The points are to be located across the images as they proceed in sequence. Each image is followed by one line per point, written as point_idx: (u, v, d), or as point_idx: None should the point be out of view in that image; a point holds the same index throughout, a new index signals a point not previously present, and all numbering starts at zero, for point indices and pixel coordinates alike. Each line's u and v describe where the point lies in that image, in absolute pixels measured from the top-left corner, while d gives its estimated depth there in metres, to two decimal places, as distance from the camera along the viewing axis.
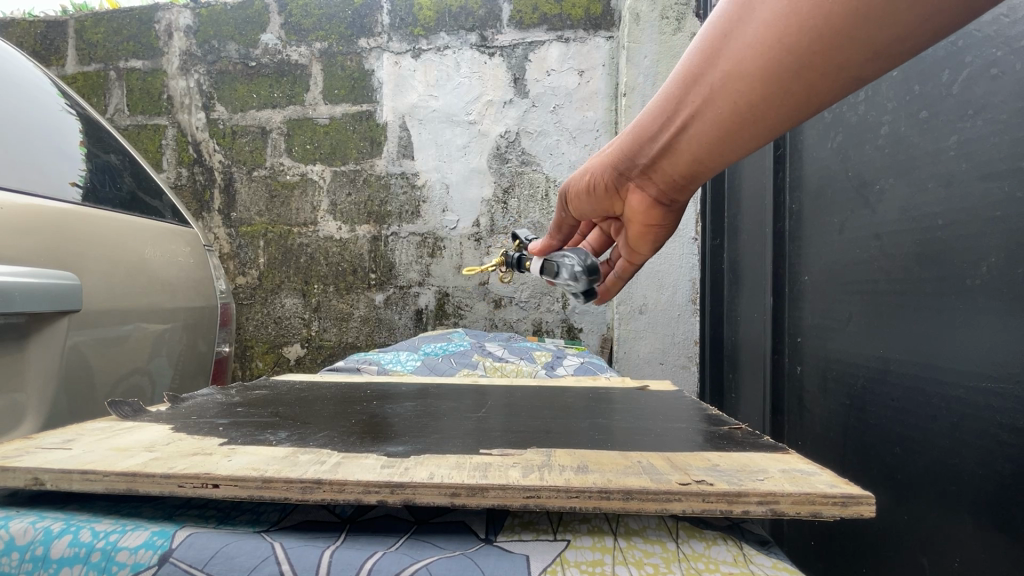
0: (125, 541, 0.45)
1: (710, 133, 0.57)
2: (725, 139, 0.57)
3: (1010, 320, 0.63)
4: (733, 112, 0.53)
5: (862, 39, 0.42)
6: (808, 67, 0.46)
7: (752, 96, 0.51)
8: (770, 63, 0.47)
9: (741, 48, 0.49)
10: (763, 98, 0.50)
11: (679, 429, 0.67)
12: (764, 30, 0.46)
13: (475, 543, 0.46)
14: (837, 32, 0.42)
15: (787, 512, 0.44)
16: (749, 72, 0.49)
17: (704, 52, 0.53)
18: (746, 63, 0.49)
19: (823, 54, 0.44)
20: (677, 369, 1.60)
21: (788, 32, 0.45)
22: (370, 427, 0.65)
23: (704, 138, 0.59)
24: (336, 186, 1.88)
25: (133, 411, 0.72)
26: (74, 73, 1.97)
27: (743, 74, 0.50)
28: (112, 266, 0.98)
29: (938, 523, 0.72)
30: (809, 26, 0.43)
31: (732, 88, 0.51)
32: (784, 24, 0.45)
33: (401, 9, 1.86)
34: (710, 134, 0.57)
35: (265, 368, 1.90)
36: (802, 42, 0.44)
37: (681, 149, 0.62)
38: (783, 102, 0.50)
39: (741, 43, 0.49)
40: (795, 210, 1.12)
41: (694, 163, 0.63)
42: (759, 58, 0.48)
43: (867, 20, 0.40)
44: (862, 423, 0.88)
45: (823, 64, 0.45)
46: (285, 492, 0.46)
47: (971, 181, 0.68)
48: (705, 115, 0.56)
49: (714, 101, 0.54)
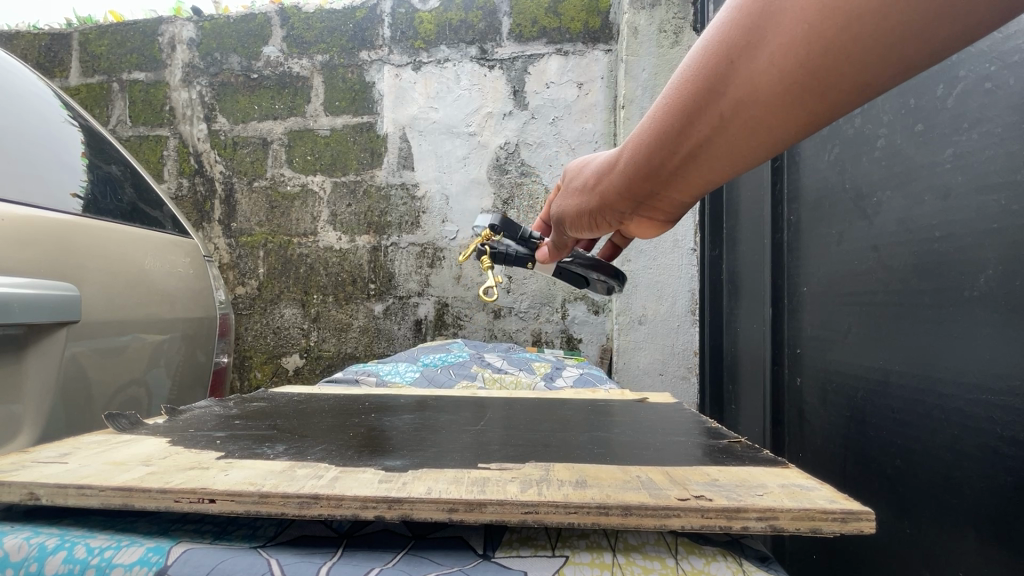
0: (120, 557, 0.44)
1: (717, 165, 0.50)
2: (736, 165, 0.49)
3: (1009, 332, 0.63)
4: (748, 140, 0.45)
5: (901, 55, 0.34)
6: (837, 89, 0.38)
7: (767, 126, 0.43)
8: (791, 87, 0.39)
9: (749, 78, 0.41)
10: (782, 124, 0.42)
11: (679, 443, 0.67)
12: (778, 55, 0.38)
13: (474, 560, 0.46)
14: (879, 47, 0.34)
15: (787, 528, 0.43)
16: (762, 102, 0.41)
17: (701, 85, 0.44)
18: (763, 93, 0.41)
19: (856, 74, 0.36)
20: (677, 380, 1.59)
21: (812, 57, 0.37)
22: (368, 441, 0.64)
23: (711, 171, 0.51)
24: (336, 197, 1.89)
25: (130, 424, 0.72)
26: (77, 85, 1.99)
27: (752, 108, 0.42)
28: (112, 277, 0.98)
29: (940, 538, 0.71)
30: (834, 48, 0.35)
31: (748, 118, 0.43)
32: (802, 47, 0.37)
33: (401, 23, 1.88)
34: (713, 168, 0.50)
35: (263, 379, 1.90)
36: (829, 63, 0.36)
37: (682, 182, 0.54)
38: (807, 125, 0.42)
39: (749, 71, 0.40)
40: (792, 222, 1.13)
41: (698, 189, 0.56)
42: (777, 87, 0.40)
43: (910, 34, 0.33)
44: (863, 435, 0.88)
45: (860, 85, 0.37)
46: (282, 507, 0.45)
47: (968, 194, 0.68)
48: (711, 149, 0.48)
49: (723, 134, 0.46)
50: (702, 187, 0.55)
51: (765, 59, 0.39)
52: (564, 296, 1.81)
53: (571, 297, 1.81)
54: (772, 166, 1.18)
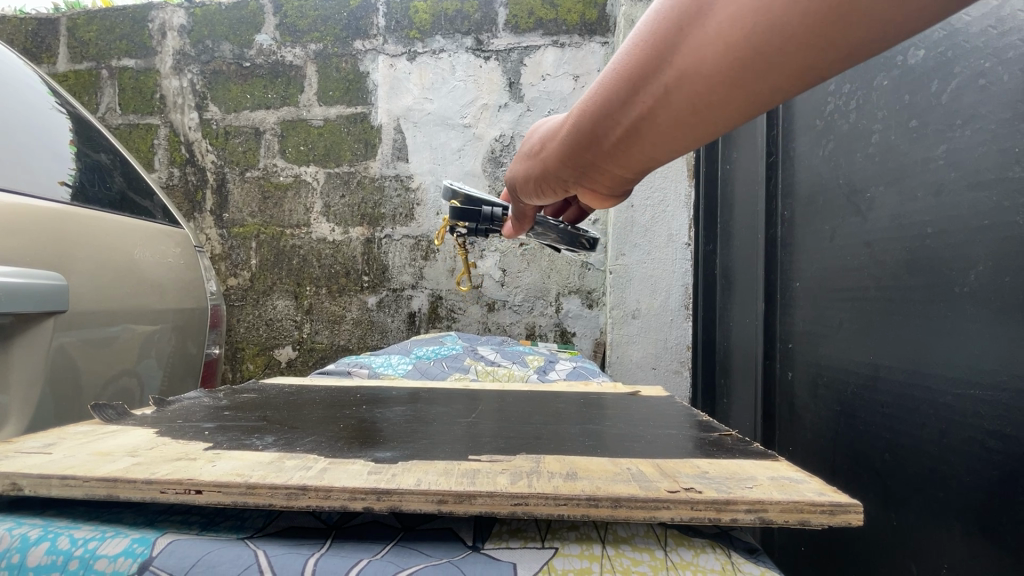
0: (104, 549, 0.44)
1: (651, 147, 0.44)
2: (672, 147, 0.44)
3: (996, 327, 0.63)
4: (683, 120, 0.40)
5: (857, 32, 0.29)
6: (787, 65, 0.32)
7: (707, 107, 0.38)
8: (734, 67, 0.34)
9: (700, 45, 0.35)
10: (721, 104, 0.38)
11: (670, 436, 0.67)
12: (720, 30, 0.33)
13: (463, 551, 0.46)
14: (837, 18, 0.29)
15: (775, 520, 0.44)
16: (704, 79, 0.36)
17: (641, 56, 0.39)
18: (710, 63, 0.35)
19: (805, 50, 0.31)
20: (670, 375, 1.57)
21: (765, 29, 0.32)
22: (359, 432, 0.64)
23: (645, 153, 0.46)
24: (329, 188, 1.87)
25: (118, 414, 0.71)
26: (66, 71, 1.96)
27: (692, 86, 0.37)
28: (100, 266, 0.97)
29: (926, 531, 0.72)
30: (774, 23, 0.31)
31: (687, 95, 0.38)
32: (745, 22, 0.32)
33: (396, 11, 1.86)
34: (653, 148, 0.45)
35: (255, 371, 1.89)
36: (774, 37, 0.32)
37: (620, 161, 0.48)
38: (748, 107, 0.37)
39: (695, 40, 0.35)
40: (786, 218, 1.13)
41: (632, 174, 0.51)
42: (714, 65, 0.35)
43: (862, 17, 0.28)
44: (853, 429, 0.88)
45: (815, 58, 0.31)
46: (269, 498, 0.45)
47: (961, 190, 0.68)
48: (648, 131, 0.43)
49: (666, 108, 0.40)
50: (641, 168, 0.49)
51: (717, 24, 0.34)
52: (558, 289, 1.82)
53: (564, 291, 1.82)
54: (767, 160, 1.18)
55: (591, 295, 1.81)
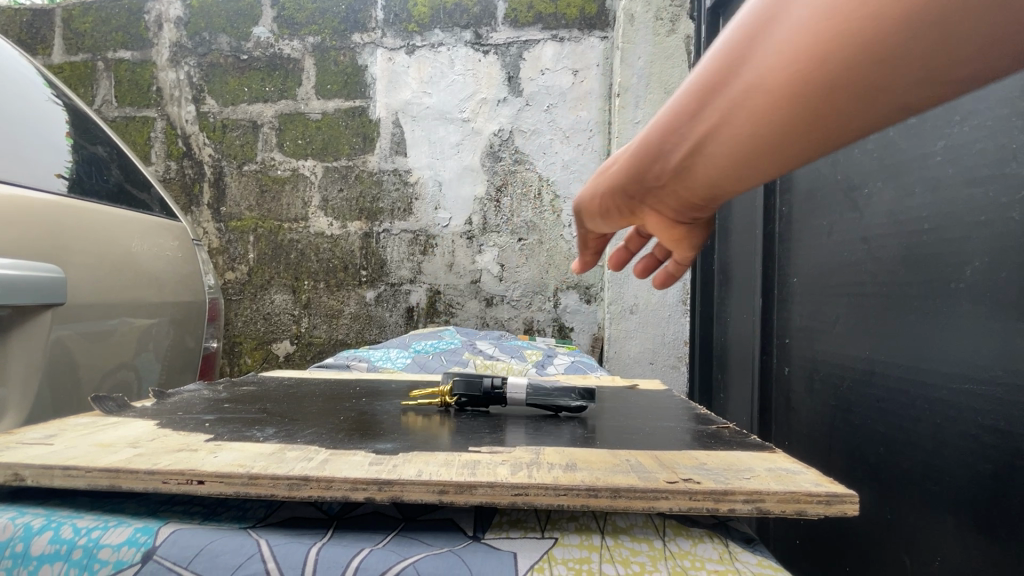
0: (108, 538, 0.44)
1: (728, 158, 0.37)
2: (761, 163, 0.37)
3: (991, 323, 0.64)
4: (788, 119, 0.33)
5: None
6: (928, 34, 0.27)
7: (816, 99, 0.31)
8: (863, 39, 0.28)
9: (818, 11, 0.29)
10: (834, 94, 0.31)
11: (668, 428, 0.67)
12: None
13: (464, 541, 0.46)
14: None
15: (772, 511, 0.44)
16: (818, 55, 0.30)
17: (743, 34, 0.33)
18: (829, 33, 0.29)
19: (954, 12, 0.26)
20: (666, 369, 1.62)
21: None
22: (359, 424, 0.64)
23: (714, 167, 0.38)
24: (327, 182, 1.86)
25: (117, 406, 0.71)
26: (61, 63, 1.94)
27: (804, 66, 0.31)
28: (98, 259, 0.97)
29: (920, 524, 0.73)
30: None
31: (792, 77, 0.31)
32: None
33: (394, 5, 1.85)
34: (734, 157, 0.37)
35: (253, 365, 1.89)
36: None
37: (690, 177, 0.40)
38: (868, 97, 0.30)
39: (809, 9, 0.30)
40: (785, 213, 1.13)
41: (693, 199, 0.43)
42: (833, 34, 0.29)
43: None
44: (848, 423, 0.89)
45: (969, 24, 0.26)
46: (271, 489, 0.45)
47: (959, 187, 0.68)
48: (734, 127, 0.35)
49: (763, 95, 0.33)
50: (714, 189, 0.40)
51: None
52: (556, 284, 1.82)
53: (563, 286, 1.82)
54: None
55: (589, 290, 1.81)
